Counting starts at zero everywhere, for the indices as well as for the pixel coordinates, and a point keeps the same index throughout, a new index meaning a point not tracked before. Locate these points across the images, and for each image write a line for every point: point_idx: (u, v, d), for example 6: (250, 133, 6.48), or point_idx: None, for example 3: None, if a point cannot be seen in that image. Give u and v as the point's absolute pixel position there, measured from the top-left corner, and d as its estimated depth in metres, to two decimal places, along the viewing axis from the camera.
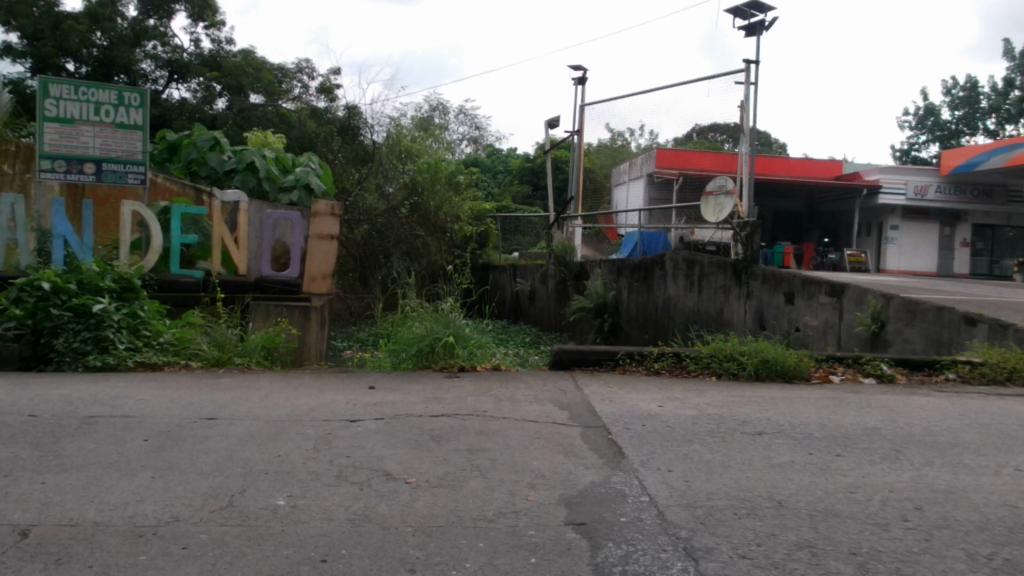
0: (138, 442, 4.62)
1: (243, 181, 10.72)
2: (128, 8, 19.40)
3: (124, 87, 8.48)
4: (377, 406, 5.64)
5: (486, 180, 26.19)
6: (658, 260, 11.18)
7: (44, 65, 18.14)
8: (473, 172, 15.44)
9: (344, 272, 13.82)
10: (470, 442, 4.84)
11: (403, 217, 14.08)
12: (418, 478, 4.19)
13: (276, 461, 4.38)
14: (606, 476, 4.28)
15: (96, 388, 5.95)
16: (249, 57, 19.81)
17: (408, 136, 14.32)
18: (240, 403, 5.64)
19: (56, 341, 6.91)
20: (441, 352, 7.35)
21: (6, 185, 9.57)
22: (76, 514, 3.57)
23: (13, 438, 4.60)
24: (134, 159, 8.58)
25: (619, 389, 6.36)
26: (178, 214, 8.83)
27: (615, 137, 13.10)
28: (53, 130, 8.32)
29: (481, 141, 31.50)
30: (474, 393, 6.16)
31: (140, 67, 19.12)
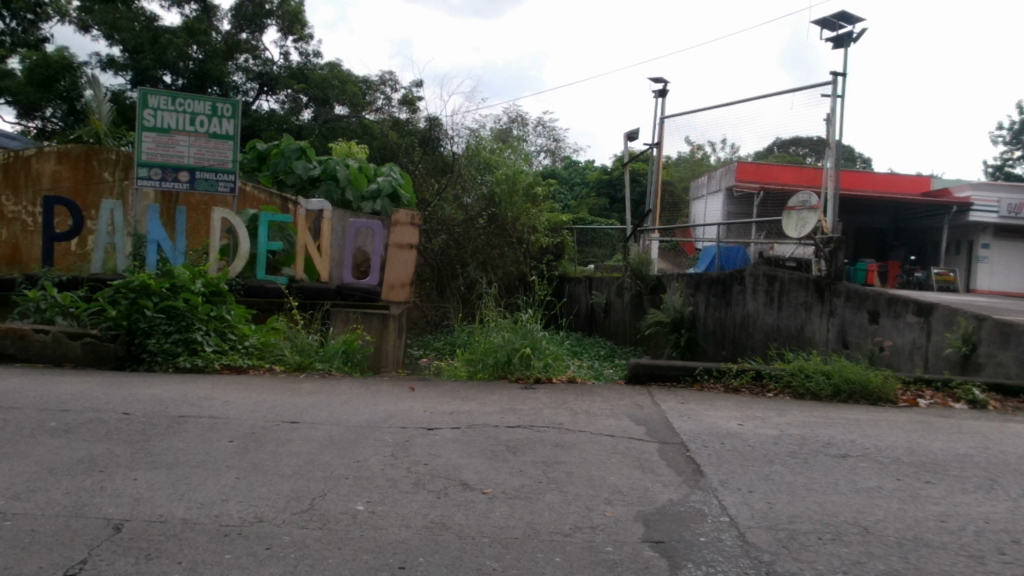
0: (224, 442, 4.75)
1: (327, 192, 10.97)
2: (222, 23, 20.13)
3: (218, 98, 8.79)
4: (454, 415, 5.67)
5: (563, 193, 26.15)
6: (737, 274, 11.01)
7: (143, 77, 18.91)
8: (552, 184, 15.39)
9: (421, 280, 14.04)
10: (547, 454, 4.83)
11: (481, 228, 14.08)
12: (494, 489, 4.19)
13: (356, 466, 4.45)
14: (685, 494, 4.20)
15: (185, 390, 6.14)
16: (336, 69, 20.29)
17: (488, 148, 14.37)
18: (320, 407, 5.75)
19: (148, 341, 7.17)
20: (518, 363, 7.37)
21: (106, 193, 10.00)
22: (165, 511, 3.69)
23: (108, 435, 4.78)
24: (225, 168, 8.83)
25: (697, 406, 6.25)
26: (264, 222, 9.10)
27: (695, 149, 12.86)
28: (150, 139, 8.66)
29: (559, 153, 31.59)
30: (549, 405, 6.14)
31: (232, 80, 19.75)
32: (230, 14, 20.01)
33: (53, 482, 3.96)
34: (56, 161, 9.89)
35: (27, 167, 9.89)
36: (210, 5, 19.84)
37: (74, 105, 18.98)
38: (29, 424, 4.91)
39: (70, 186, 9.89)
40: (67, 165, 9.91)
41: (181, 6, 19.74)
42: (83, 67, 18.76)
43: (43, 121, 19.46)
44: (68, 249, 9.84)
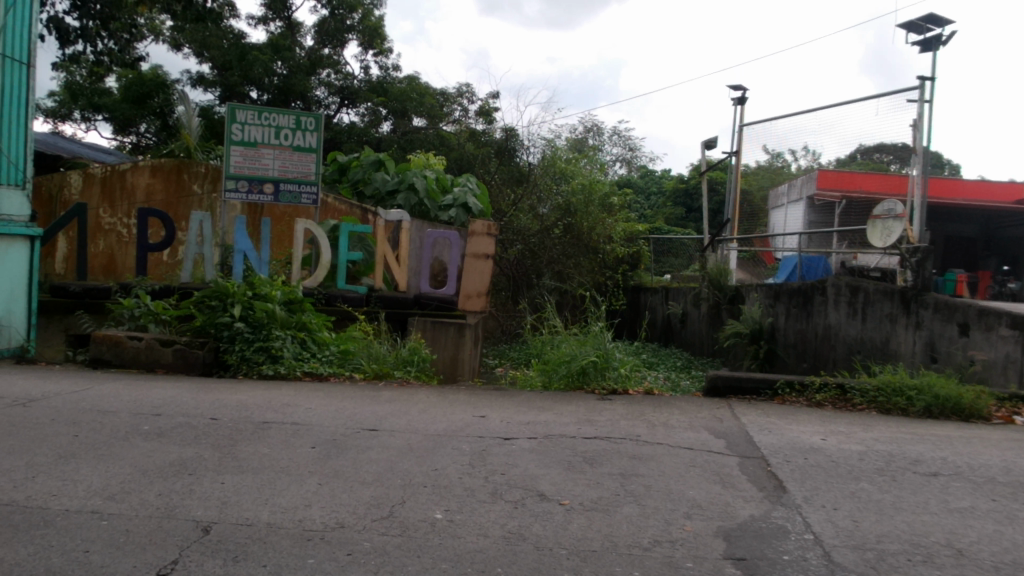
0: (307, 448, 4.86)
1: (405, 200, 11.13)
2: (305, 39, 20.69)
3: (302, 112, 8.98)
4: (530, 426, 5.68)
5: (639, 202, 25.93)
6: (818, 285, 10.71)
7: (230, 93, 19.61)
8: (628, 193, 15.29)
9: (496, 290, 14.20)
10: (624, 466, 4.79)
11: (556, 238, 14.09)
12: (572, 500, 4.18)
13: (434, 474, 4.49)
14: (767, 510, 4.11)
15: (268, 396, 6.30)
16: (414, 82, 20.62)
17: (563, 157, 14.39)
18: (399, 415, 5.83)
19: (233, 349, 7.40)
20: (592, 374, 7.31)
21: (195, 205, 10.40)
22: (252, 515, 3.79)
23: (197, 439, 4.94)
24: (307, 180, 9.06)
25: (779, 420, 6.11)
26: (346, 232, 9.34)
27: (774, 158, 12.62)
28: (238, 153, 8.94)
29: (635, 162, 31.45)
30: (627, 417, 6.08)
31: (315, 94, 20.23)
32: (313, 29, 20.55)
33: (146, 484, 4.10)
34: (149, 175, 10.35)
35: (123, 180, 10.34)
36: (294, 22, 20.43)
37: (166, 120, 19.77)
38: (124, 428, 5.11)
39: (162, 198, 10.33)
40: (159, 179, 10.37)
41: (267, 24, 20.39)
42: (175, 84, 19.53)
43: (137, 137, 20.31)
44: (159, 259, 10.25)
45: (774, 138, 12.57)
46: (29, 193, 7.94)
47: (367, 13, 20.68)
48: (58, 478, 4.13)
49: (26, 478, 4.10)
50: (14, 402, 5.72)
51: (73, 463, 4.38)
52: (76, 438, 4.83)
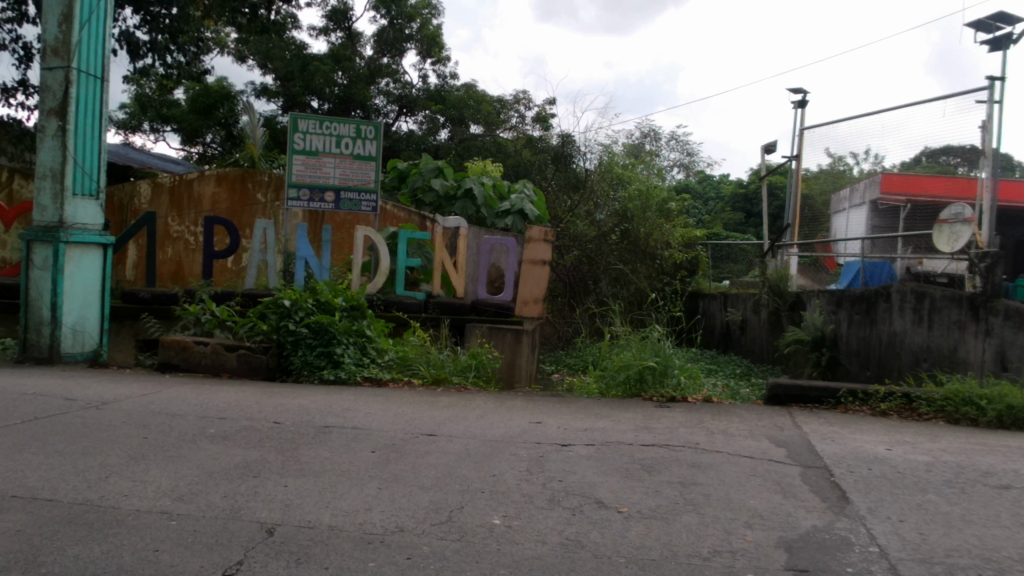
0: (367, 452, 4.93)
1: (462, 209, 11.28)
2: (365, 48, 20.99)
3: (362, 121, 9.11)
4: (588, 432, 5.67)
5: (697, 207, 25.66)
6: (883, 292, 10.44)
7: (293, 103, 20.00)
8: (686, 199, 15.16)
9: (553, 296, 14.10)
10: (683, 475, 4.75)
11: (613, 243, 14.04)
12: (630, 508, 4.16)
13: (492, 480, 4.51)
14: (830, 521, 4.03)
15: (329, 401, 6.40)
16: (471, 90, 20.77)
17: (620, 163, 14.39)
18: (457, 421, 5.87)
19: (296, 354, 7.54)
20: (650, 381, 7.25)
21: (259, 213, 10.67)
22: (314, 517, 3.85)
23: (260, 442, 5.05)
24: (367, 188, 9.20)
25: (841, 430, 5.99)
26: (404, 239, 9.52)
27: (837, 162, 12.33)
28: (300, 162, 9.11)
29: (693, 167, 31.15)
30: (685, 424, 6.03)
31: (374, 103, 20.48)
32: (373, 39, 20.84)
33: (212, 486, 4.21)
34: (215, 183, 10.62)
35: (190, 188, 10.63)
36: (354, 32, 20.74)
37: (230, 130, 20.25)
38: (191, 430, 5.25)
39: (227, 207, 10.61)
40: (225, 187, 10.63)
41: (328, 34, 20.75)
42: (239, 95, 20.00)
43: (203, 147, 20.84)
44: (225, 266, 10.54)
45: (837, 142, 12.31)
46: (102, 202, 8.25)
47: (426, 22, 20.89)
48: (129, 479, 4.26)
49: (100, 478, 4.24)
50: (88, 404, 5.91)
51: (143, 464, 4.51)
52: (146, 440, 4.98)
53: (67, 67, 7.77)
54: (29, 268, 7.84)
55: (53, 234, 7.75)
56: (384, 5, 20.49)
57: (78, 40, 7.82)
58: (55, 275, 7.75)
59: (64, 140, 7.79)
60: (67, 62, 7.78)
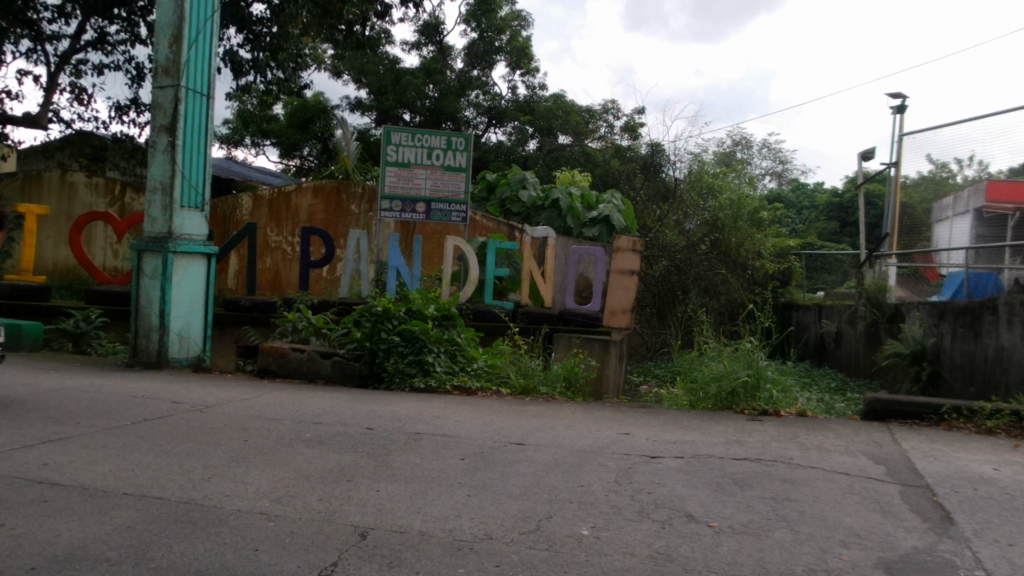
0: (456, 459, 5.00)
1: (549, 219, 11.28)
2: (456, 62, 21.33)
3: (453, 133, 9.27)
4: (678, 445, 5.60)
5: (790, 216, 25.09)
6: (988, 305, 10.00)
7: (385, 116, 20.46)
8: (779, 208, 14.91)
9: (641, 307, 13.93)
10: (777, 490, 4.64)
11: (703, 253, 13.84)
12: (721, 522, 4.09)
13: (580, 491, 4.51)
14: (932, 543, 3.88)
15: (420, 408, 6.51)
16: (560, 100, 20.86)
17: (711, 172, 14.29)
18: (545, 430, 5.89)
19: (387, 361, 7.71)
20: (743, 394, 7.10)
21: (353, 224, 11.01)
22: (405, 522, 3.93)
23: (354, 447, 5.18)
24: (457, 199, 9.35)
25: (946, 447, 5.75)
26: (492, 249, 9.58)
27: (938, 169, 11.87)
28: (393, 173, 9.31)
29: (786, 175, 30.48)
30: (778, 438, 5.90)
31: (464, 115, 20.74)
32: (463, 52, 21.15)
33: (307, 489, 4.33)
34: (311, 196, 10.98)
35: (288, 201, 11.01)
36: (445, 46, 21.09)
37: (326, 144, 20.83)
38: (288, 434, 5.42)
39: (323, 218, 10.97)
40: (320, 199, 11.00)
41: (420, 48, 21.17)
42: (334, 109, 20.60)
43: (300, 160, 21.50)
44: (320, 275, 10.85)
45: (939, 148, 11.85)
46: (206, 214, 8.58)
47: (515, 34, 21.08)
48: (231, 479, 4.43)
49: (204, 478, 4.42)
50: (192, 407, 6.17)
51: (243, 466, 4.67)
52: (246, 443, 5.17)
53: (176, 85, 8.15)
54: (139, 276, 8.24)
55: (162, 244, 8.12)
56: (474, 18, 20.79)
57: (186, 59, 8.20)
58: (163, 284, 8.12)
59: (173, 154, 8.16)
60: (176, 80, 8.17)
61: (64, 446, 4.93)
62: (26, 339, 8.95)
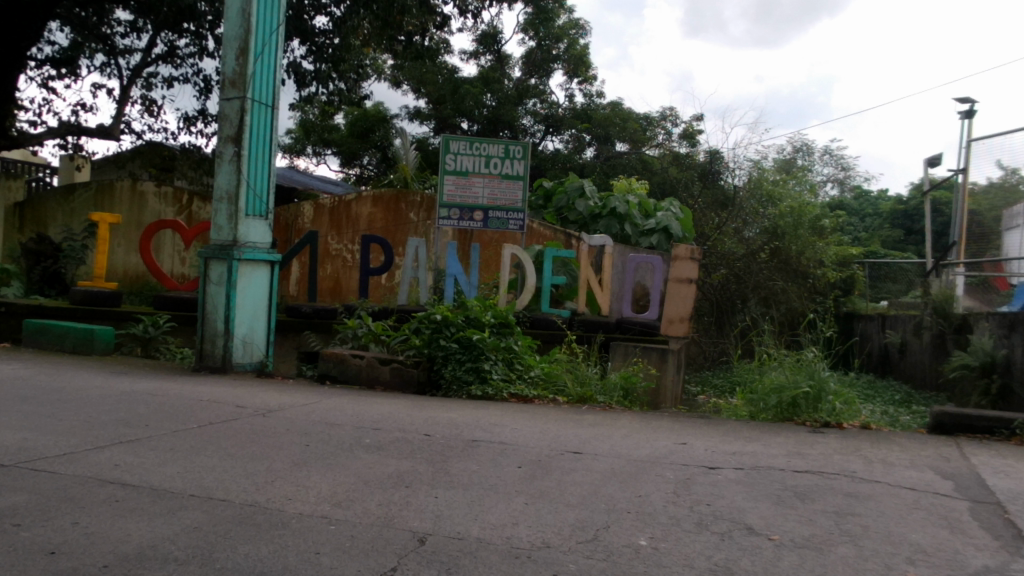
0: (514, 467, 5.01)
1: (607, 226, 11.26)
2: (514, 70, 21.43)
3: (511, 141, 9.33)
4: (737, 456, 5.53)
5: (852, 224, 24.59)
6: None
7: (444, 125, 20.63)
8: (841, 216, 14.63)
9: (699, 315, 13.77)
10: (839, 504, 4.54)
11: (762, 262, 13.62)
12: (782, 536, 4.02)
13: (638, 501, 4.48)
14: (1004, 562, 3.75)
15: (477, 415, 6.54)
16: (618, 108, 20.79)
17: (771, 179, 14.13)
18: (602, 439, 5.87)
19: (445, 368, 7.77)
20: (804, 406, 6.98)
21: (412, 231, 11.19)
22: (463, 529, 3.95)
23: (413, 453, 5.23)
24: (515, 207, 9.38)
25: (1018, 463, 5.57)
26: (549, 257, 9.59)
27: (1009, 175, 11.45)
28: (451, 182, 9.37)
29: (848, 182, 29.91)
30: (841, 451, 5.78)
31: (521, 123, 20.77)
32: (521, 61, 21.25)
33: (367, 494, 4.39)
34: (371, 204, 11.17)
35: (348, 209, 11.21)
36: (503, 54, 21.19)
37: (385, 153, 21.10)
38: (348, 440, 5.50)
39: (382, 225, 11.15)
40: (380, 207, 11.18)
41: (478, 57, 21.32)
42: (394, 119, 20.86)
43: (360, 169, 21.82)
44: (379, 282, 11.03)
45: (1010, 152, 11.41)
46: (270, 222, 8.77)
47: (573, 42, 21.07)
48: (293, 483, 4.51)
49: (267, 482, 4.50)
50: (255, 412, 6.30)
51: (305, 470, 4.76)
52: (307, 447, 5.27)
53: (242, 97, 8.35)
54: (205, 284, 8.44)
55: (227, 251, 8.30)
56: (532, 27, 20.84)
57: (252, 71, 8.38)
58: (228, 291, 8.30)
59: (239, 164, 8.35)
60: (242, 92, 8.36)
61: (134, 448, 5.08)
62: (99, 344, 9.27)
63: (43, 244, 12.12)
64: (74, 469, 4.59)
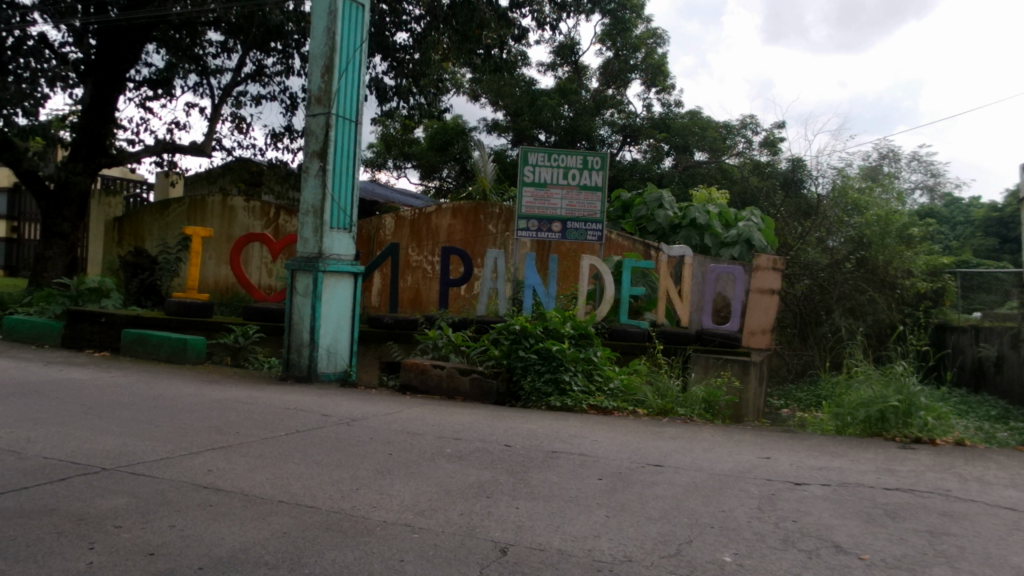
0: (595, 479, 4.99)
1: (686, 237, 11.15)
2: (591, 81, 21.42)
3: (589, 152, 9.33)
4: (824, 472, 5.39)
5: (944, 232, 23.66)
6: None
7: (521, 137, 20.73)
8: (930, 224, 14.13)
9: (783, 327, 13.46)
10: (934, 523, 4.38)
11: (847, 272, 13.29)
12: (873, 555, 3.90)
13: (721, 516, 4.40)
14: None
15: (556, 427, 6.53)
16: (697, 117, 20.57)
17: (856, 188, 13.91)
18: (684, 452, 5.80)
19: (525, 379, 7.81)
20: (894, 421, 6.75)
21: (491, 243, 11.27)
22: (544, 540, 3.95)
23: (494, 463, 5.27)
24: (594, 218, 9.38)
25: None
26: (628, 268, 9.56)
27: None
28: (529, 193, 9.41)
29: (938, 189, 28.91)
30: (934, 468, 5.57)
31: (599, 133, 20.72)
32: (599, 72, 21.23)
33: (449, 503, 4.43)
34: (450, 216, 11.32)
35: (428, 221, 11.39)
36: (581, 65, 21.22)
37: (464, 166, 21.40)
38: (430, 449, 5.56)
39: (461, 237, 11.27)
40: (459, 219, 11.32)
41: (556, 69, 21.40)
42: (473, 132, 21.10)
43: (439, 182, 22.12)
44: (459, 293, 11.14)
45: None
46: (353, 235, 8.96)
47: (651, 51, 20.97)
48: (377, 491, 4.58)
49: (352, 489, 4.59)
50: (340, 420, 6.43)
51: (388, 479, 4.83)
52: (391, 456, 5.35)
53: (327, 113, 8.56)
54: (292, 295, 8.66)
55: (313, 264, 8.51)
56: (610, 38, 20.82)
57: (337, 88, 8.59)
58: (314, 302, 8.51)
59: (324, 178, 8.56)
60: (327, 108, 8.57)
61: (226, 454, 5.25)
62: (191, 353, 9.58)
63: (140, 257, 12.66)
64: (170, 474, 4.76)
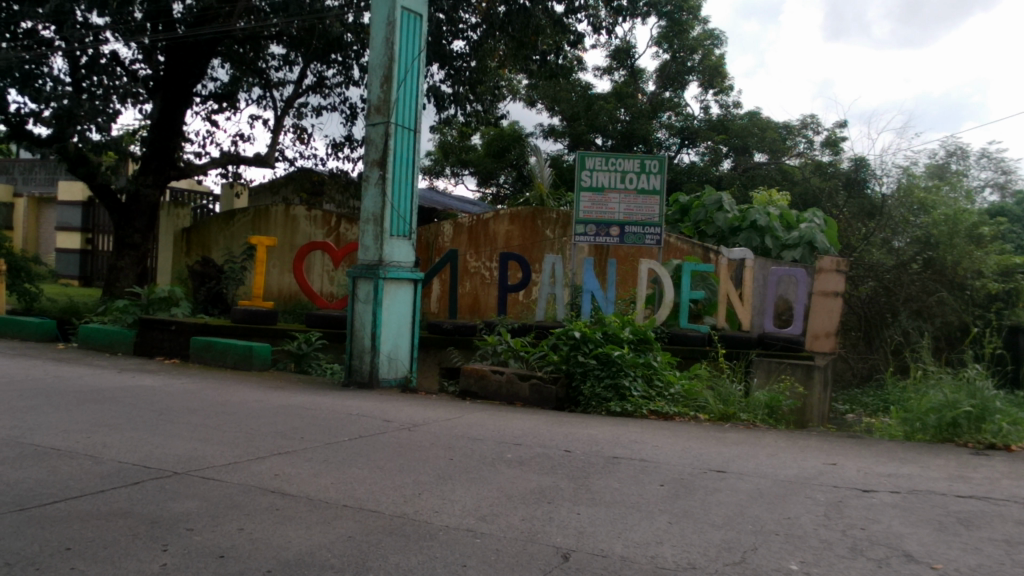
0: (656, 485, 4.95)
1: (747, 239, 10.99)
2: (648, 84, 21.29)
3: (647, 156, 9.27)
4: (893, 478, 5.26)
5: (1017, 231, 22.84)
6: None
7: (578, 142, 20.68)
8: (1002, 222, 13.60)
9: (846, 329, 13.34)
10: (1010, 532, 4.24)
11: (915, 272, 12.97)
12: (946, 564, 3.79)
13: (787, 523, 4.33)
14: None
15: (616, 432, 6.50)
16: (756, 117, 20.28)
17: (923, 186, 13.56)
18: (747, 458, 5.71)
19: (584, 385, 7.79)
20: (966, 426, 6.56)
21: (548, 248, 11.29)
22: (606, 546, 3.94)
23: (554, 468, 5.27)
24: (652, 222, 9.33)
25: None
26: (687, 272, 9.47)
27: None
28: (587, 198, 9.39)
29: (1010, 187, 27.98)
30: (1009, 475, 5.39)
31: (656, 137, 20.60)
32: (655, 75, 21.07)
33: (510, 509, 4.44)
34: (508, 222, 11.36)
35: (486, 227, 11.45)
36: (637, 69, 21.10)
37: (521, 171, 21.50)
38: (490, 455, 5.58)
39: (519, 242, 11.31)
40: (517, 225, 11.35)
41: (612, 73, 21.35)
42: (529, 137, 21.16)
43: (497, 188, 22.22)
44: (517, 298, 11.18)
45: None
46: (413, 242, 9.05)
47: (708, 52, 20.77)
48: (439, 496, 4.62)
49: (415, 494, 4.64)
50: (401, 426, 6.49)
51: (449, 484, 4.87)
52: (452, 461, 5.38)
53: (387, 122, 8.67)
54: (354, 302, 8.79)
55: (373, 270, 8.62)
56: (666, 40, 20.68)
57: (395, 97, 8.70)
58: (375, 308, 8.62)
59: (384, 187, 8.68)
60: (386, 117, 8.68)
61: (291, 459, 5.35)
62: (257, 360, 9.79)
63: (208, 267, 12.99)
64: (238, 478, 4.87)
